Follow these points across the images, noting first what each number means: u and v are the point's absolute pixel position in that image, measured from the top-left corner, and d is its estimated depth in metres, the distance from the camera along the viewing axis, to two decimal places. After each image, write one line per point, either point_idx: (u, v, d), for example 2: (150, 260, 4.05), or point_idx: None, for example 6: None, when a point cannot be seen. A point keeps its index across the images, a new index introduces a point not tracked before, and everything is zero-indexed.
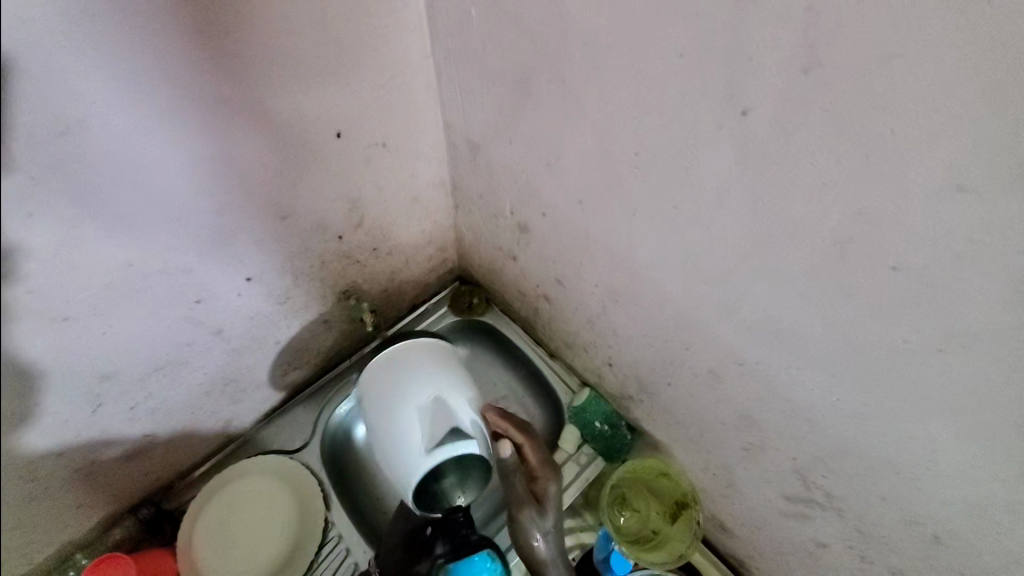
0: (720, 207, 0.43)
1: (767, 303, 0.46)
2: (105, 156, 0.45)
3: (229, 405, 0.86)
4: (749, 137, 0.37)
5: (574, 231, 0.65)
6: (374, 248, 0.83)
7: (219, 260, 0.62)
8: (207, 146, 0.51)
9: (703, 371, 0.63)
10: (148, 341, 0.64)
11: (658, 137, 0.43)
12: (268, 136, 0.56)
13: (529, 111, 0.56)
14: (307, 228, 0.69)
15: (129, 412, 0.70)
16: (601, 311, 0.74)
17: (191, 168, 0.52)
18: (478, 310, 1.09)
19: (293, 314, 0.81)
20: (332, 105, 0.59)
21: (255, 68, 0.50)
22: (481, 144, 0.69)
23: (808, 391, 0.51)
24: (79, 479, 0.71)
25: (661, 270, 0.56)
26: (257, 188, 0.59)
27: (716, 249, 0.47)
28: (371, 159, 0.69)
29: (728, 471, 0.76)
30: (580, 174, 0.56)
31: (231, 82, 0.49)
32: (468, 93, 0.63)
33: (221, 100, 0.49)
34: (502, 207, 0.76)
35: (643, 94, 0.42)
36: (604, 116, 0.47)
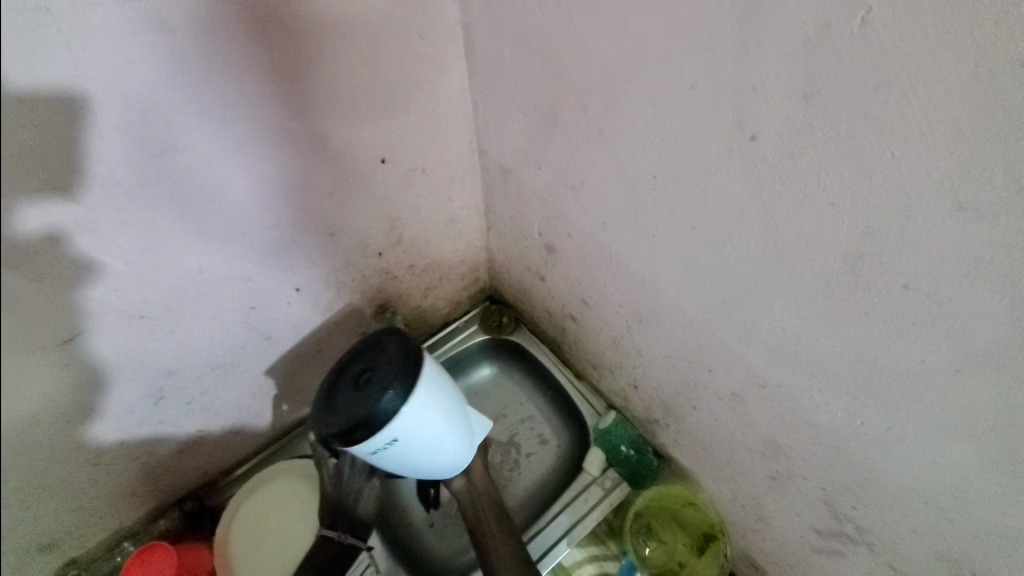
0: (735, 228, 0.45)
1: (785, 323, 0.47)
2: (186, 176, 0.52)
3: (271, 408, 0.92)
4: (761, 161, 0.39)
5: (598, 251, 0.68)
6: (410, 266, 0.89)
7: (274, 271, 0.69)
8: (272, 168, 0.59)
9: (726, 393, 0.63)
10: (208, 343, 0.70)
11: (675, 162, 0.46)
12: (324, 162, 0.63)
13: (556, 140, 0.60)
14: (351, 244, 0.76)
15: (185, 409, 0.77)
16: (624, 331, 0.76)
17: (257, 188, 0.59)
18: (507, 329, 1.12)
19: (333, 324, 0.87)
20: (379, 134, 0.66)
21: (315, 101, 0.57)
22: (512, 170, 0.74)
23: (832, 416, 0.50)
24: (136, 468, 0.78)
25: (681, 290, 0.58)
26: (311, 208, 0.66)
27: (733, 269, 0.49)
28: (411, 183, 0.75)
29: (756, 501, 0.74)
30: (603, 197, 0.59)
31: (295, 114, 0.56)
32: (501, 123, 0.68)
33: (286, 129, 0.57)
34: (530, 228, 0.80)
35: (660, 122, 0.45)
36: (624, 143, 0.50)
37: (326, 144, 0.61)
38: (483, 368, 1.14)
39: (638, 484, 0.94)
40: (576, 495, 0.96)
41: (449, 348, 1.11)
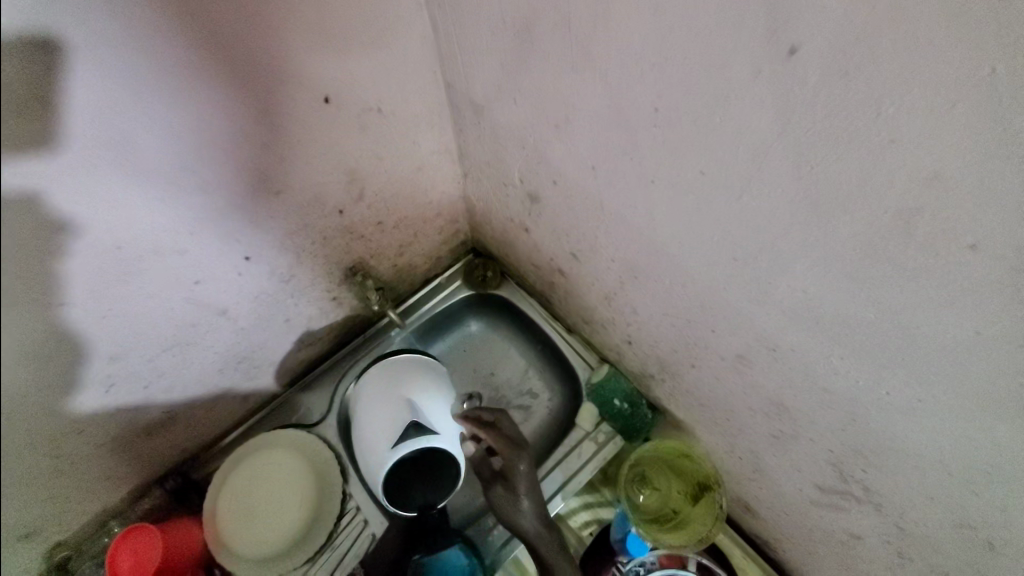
0: (757, 172, 0.36)
1: (808, 285, 0.40)
2: (82, 128, 0.41)
3: (244, 381, 0.86)
4: (802, 86, 0.29)
5: (587, 201, 0.59)
6: (378, 222, 0.79)
7: (214, 239, 0.60)
8: (193, 119, 0.47)
9: (729, 354, 0.57)
10: (153, 325, 0.62)
11: (683, 91, 0.36)
12: (254, 107, 0.51)
13: (534, 65, 0.49)
14: (304, 203, 0.65)
15: (145, 394, 0.70)
16: (618, 287, 0.69)
17: (178, 143, 0.48)
18: (492, 283, 1.05)
19: (299, 292, 0.78)
20: (320, 69, 0.53)
21: (233, 27, 0.44)
22: (485, 108, 0.62)
23: (852, 383, 0.44)
24: (107, 453, 0.72)
25: (683, 246, 0.50)
26: (248, 163, 0.55)
27: (749, 222, 0.40)
28: (366, 126, 0.63)
29: (755, 456, 0.72)
30: (592, 137, 0.49)
31: (211, 51, 0.44)
32: (468, 51, 0.56)
33: (199, 70, 0.44)
34: (510, 175, 0.70)
35: (666, 37, 0.34)
36: (618, 66, 0.40)
37: (256, 84, 0.49)
38: (469, 324, 1.08)
39: (632, 436, 0.92)
40: (569, 451, 0.93)
41: (432, 305, 1.05)
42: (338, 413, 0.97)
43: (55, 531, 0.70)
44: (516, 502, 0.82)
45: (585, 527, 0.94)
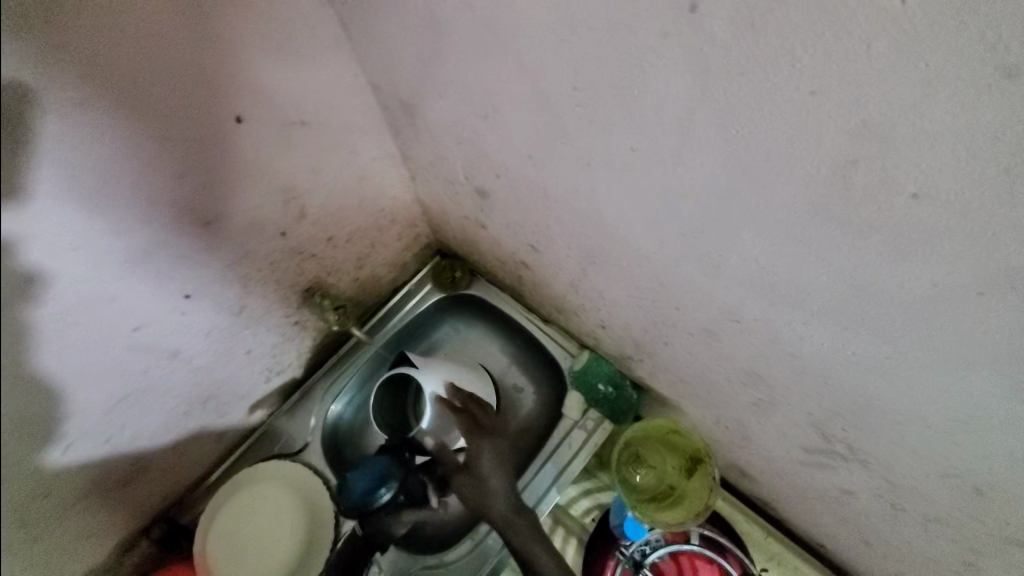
0: (687, 143, 0.33)
1: (758, 255, 0.38)
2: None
3: (216, 419, 0.83)
4: (714, 43, 0.26)
5: (532, 191, 0.56)
6: (328, 238, 0.76)
7: (144, 281, 0.55)
8: (90, 155, 0.43)
9: (698, 330, 0.55)
10: (97, 380, 0.58)
11: (598, 64, 0.33)
12: (161, 137, 0.47)
13: (449, 54, 0.45)
14: (240, 230, 0.62)
15: (108, 452, 0.66)
16: (581, 274, 0.66)
17: (78, 183, 0.43)
18: (462, 283, 1.03)
19: (256, 322, 0.75)
20: (228, 88, 0.49)
21: (104, 58, 0.40)
22: (415, 106, 0.59)
23: (818, 348, 0.43)
24: (82, 510, 0.68)
25: (630, 227, 0.47)
26: (166, 196, 0.51)
27: (689, 196, 0.38)
28: (292, 141, 0.60)
29: (741, 425, 0.71)
30: (521, 123, 0.46)
31: (92, 80, 0.40)
32: (383, 49, 0.52)
33: (82, 102, 0.40)
34: (455, 172, 0.67)
35: (569, 6, 0.31)
36: (529, 46, 0.36)
37: (156, 109, 0.45)
38: (444, 328, 1.05)
39: (620, 419, 0.90)
40: (559, 442, 0.91)
41: (403, 314, 1.02)
42: (320, 437, 0.94)
43: None
44: (481, 488, 0.80)
45: (586, 514, 0.93)
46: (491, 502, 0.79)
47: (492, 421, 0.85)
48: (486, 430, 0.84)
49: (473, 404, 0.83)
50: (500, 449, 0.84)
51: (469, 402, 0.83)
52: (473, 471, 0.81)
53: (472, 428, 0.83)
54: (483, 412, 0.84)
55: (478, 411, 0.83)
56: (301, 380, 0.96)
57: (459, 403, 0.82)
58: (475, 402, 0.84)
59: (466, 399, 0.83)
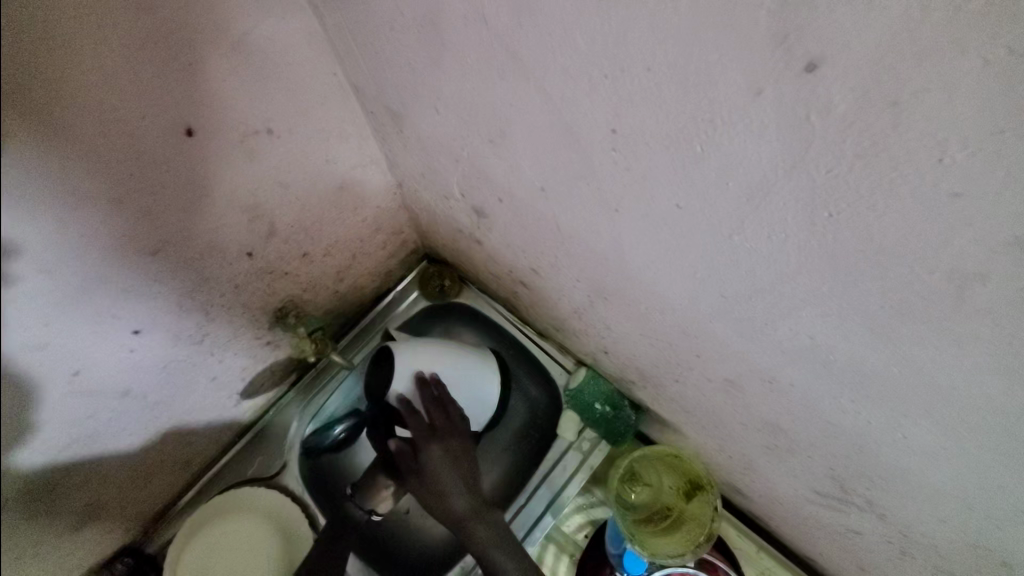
0: (756, 213, 0.27)
1: (815, 333, 0.33)
2: None
3: (180, 447, 0.75)
4: (826, 115, 0.21)
5: (540, 221, 0.49)
6: (303, 254, 0.67)
7: (82, 321, 0.47)
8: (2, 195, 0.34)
9: (718, 379, 0.51)
10: (36, 433, 0.50)
11: (650, 112, 0.26)
12: (77, 154, 0.38)
13: (449, 69, 0.37)
14: (197, 254, 0.53)
15: (56, 501, 0.58)
16: (587, 305, 0.60)
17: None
18: (452, 292, 0.96)
19: (221, 346, 0.67)
20: (169, 95, 0.40)
21: (35, 73, 0.33)
22: (404, 116, 0.51)
23: (863, 422, 0.39)
24: (28, 560, 0.60)
25: (657, 277, 0.41)
26: (102, 223, 0.42)
27: (742, 264, 0.32)
28: (257, 153, 0.51)
29: (747, 459, 0.67)
30: (537, 156, 0.38)
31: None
32: (366, 51, 0.43)
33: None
34: (449, 187, 0.59)
35: (622, 42, 0.24)
36: (558, 77, 0.29)
37: (66, 122, 0.36)
38: None
39: (617, 440, 0.87)
40: (553, 466, 0.87)
41: (386, 324, 0.94)
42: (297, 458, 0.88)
43: None
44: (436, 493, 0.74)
45: (579, 530, 0.91)
46: (448, 503, 0.74)
47: (452, 421, 0.75)
48: (440, 431, 0.74)
49: (433, 407, 0.74)
50: (454, 450, 0.75)
51: (431, 407, 0.74)
52: (427, 478, 0.74)
53: (425, 431, 0.73)
54: (443, 415, 0.75)
55: (437, 415, 0.74)
56: (277, 397, 0.89)
57: (418, 404, 0.74)
58: (439, 409, 0.74)
59: (428, 403, 0.74)
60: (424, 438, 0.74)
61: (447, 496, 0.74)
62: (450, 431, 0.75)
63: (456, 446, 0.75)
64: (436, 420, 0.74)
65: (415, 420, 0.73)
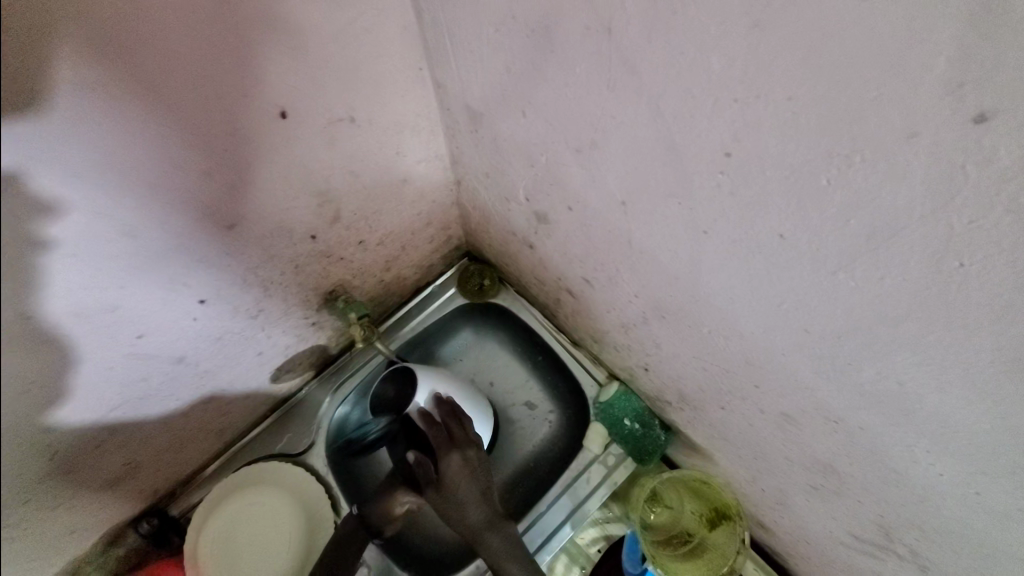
0: (873, 251, 0.27)
1: (905, 377, 0.32)
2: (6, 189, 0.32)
3: (217, 416, 0.77)
4: (985, 165, 0.20)
5: (610, 234, 0.48)
6: (358, 241, 0.68)
7: (152, 287, 0.48)
8: (49, 164, 0.34)
9: (772, 411, 0.50)
10: (90, 389, 0.51)
11: (779, 141, 0.26)
12: (183, 129, 0.40)
13: (550, 78, 0.37)
14: (267, 234, 0.54)
15: (97, 457, 0.60)
16: (639, 321, 0.60)
17: (41, 208, 0.35)
18: (490, 291, 0.96)
19: (272, 323, 0.68)
20: (261, 73, 0.41)
21: (167, 53, 0.35)
22: (484, 115, 0.51)
23: (934, 474, 0.38)
24: (65, 509, 0.62)
25: (732, 302, 0.40)
26: (185, 195, 0.44)
27: (839, 300, 0.32)
28: (337, 140, 0.52)
29: (781, 495, 0.66)
30: (626, 171, 0.38)
31: (81, 59, 0.32)
32: (462, 49, 0.44)
33: (73, 83, 0.32)
34: (513, 189, 0.60)
35: (768, 67, 0.24)
36: (676, 96, 0.29)
37: (159, 95, 0.37)
38: (461, 335, 0.98)
39: (644, 459, 0.85)
40: (577, 476, 0.87)
41: (422, 316, 0.95)
42: (325, 439, 0.89)
43: None
44: (452, 502, 0.72)
45: (592, 543, 0.87)
46: (466, 515, 0.72)
47: (469, 434, 0.75)
48: (458, 442, 0.74)
49: (450, 420, 0.76)
50: (473, 462, 0.74)
51: (449, 419, 0.76)
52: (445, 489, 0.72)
53: (444, 442, 0.73)
54: (461, 428, 0.76)
55: (456, 427, 0.75)
56: (309, 377, 0.90)
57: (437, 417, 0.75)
58: (456, 421, 0.76)
59: (446, 417, 0.76)
60: (443, 448, 0.73)
61: (464, 506, 0.72)
62: (469, 442, 0.75)
63: (473, 457, 0.74)
64: (454, 431, 0.75)
65: (435, 431, 0.74)
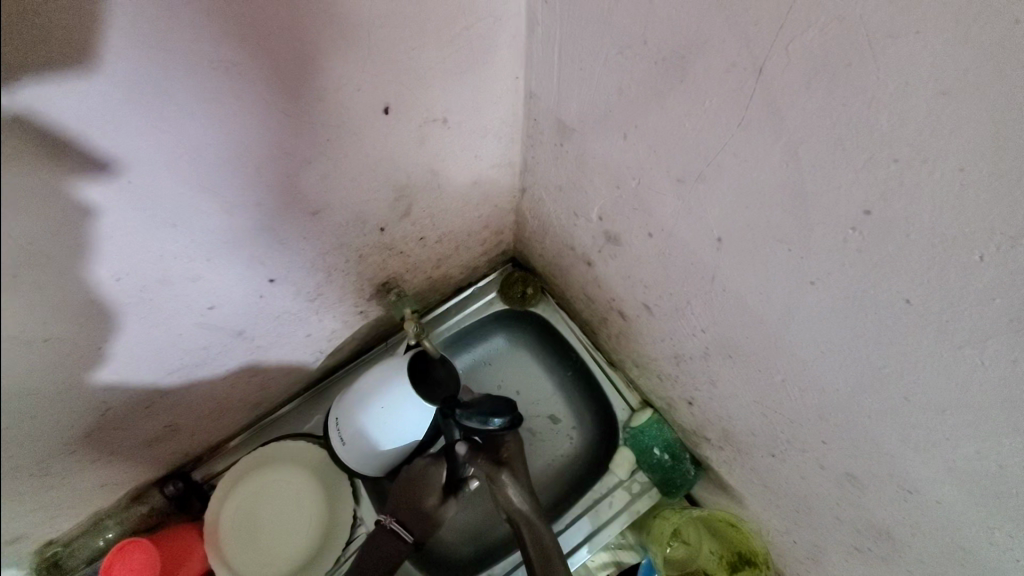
0: (1014, 334, 0.26)
1: (1011, 464, 0.31)
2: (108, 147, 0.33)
3: (257, 390, 0.78)
4: None
5: (691, 266, 0.48)
6: (420, 237, 0.68)
7: (231, 262, 0.49)
8: (98, 123, 0.32)
9: (835, 470, 0.48)
10: (157, 353, 0.52)
11: (934, 208, 0.25)
12: (292, 113, 0.40)
13: (669, 108, 0.37)
14: (342, 222, 0.55)
15: (143, 417, 0.61)
16: (698, 356, 0.59)
17: (86, 166, 0.33)
18: (531, 300, 0.96)
19: (325, 308, 0.68)
20: (375, 69, 0.42)
21: (294, 40, 0.36)
22: (575, 131, 0.50)
23: (1013, 565, 0.36)
24: (105, 461, 0.63)
25: (819, 355, 0.39)
26: (271, 175, 0.44)
27: (954, 374, 0.30)
28: (426, 138, 0.52)
29: (815, 551, 0.64)
30: (731, 208, 0.38)
31: (216, 40, 0.33)
32: (571, 63, 0.44)
33: (205, 60, 0.33)
34: (587, 206, 0.59)
35: (946, 134, 0.23)
36: (822, 146, 0.28)
37: (243, 69, 0.35)
38: (496, 340, 0.98)
39: (669, 492, 0.83)
40: (598, 499, 0.86)
41: (460, 316, 0.95)
42: None
43: (45, 531, 0.62)
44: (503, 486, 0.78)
45: (602, 568, 0.84)
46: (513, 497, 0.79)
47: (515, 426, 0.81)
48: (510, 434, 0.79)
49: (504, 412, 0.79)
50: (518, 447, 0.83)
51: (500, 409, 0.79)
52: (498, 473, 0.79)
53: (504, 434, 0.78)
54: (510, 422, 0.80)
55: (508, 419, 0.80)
56: (343, 362, 0.90)
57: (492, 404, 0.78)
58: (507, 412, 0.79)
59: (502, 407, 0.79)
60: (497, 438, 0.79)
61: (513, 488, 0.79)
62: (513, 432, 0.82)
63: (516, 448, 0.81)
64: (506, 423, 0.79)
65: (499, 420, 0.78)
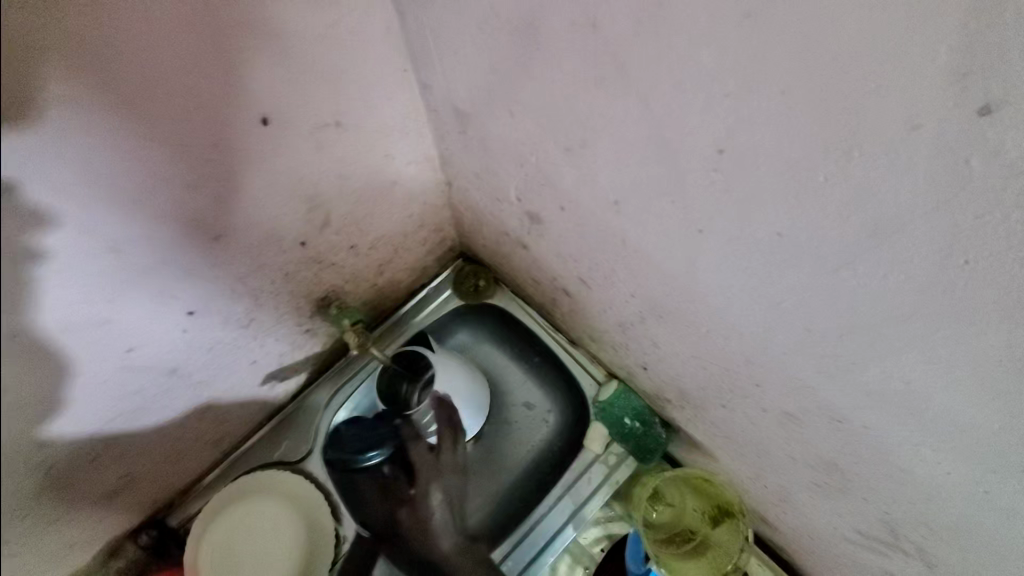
0: (876, 249, 0.26)
1: (911, 376, 0.31)
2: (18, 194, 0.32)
3: (214, 426, 0.76)
4: (990, 158, 0.20)
5: (604, 234, 0.47)
6: (349, 246, 0.67)
7: (134, 301, 0.47)
8: (19, 160, 0.32)
9: (774, 410, 0.49)
10: (80, 402, 0.50)
11: (776, 137, 0.25)
12: (161, 140, 0.39)
13: (536, 78, 0.36)
14: (254, 242, 0.53)
15: (95, 471, 0.59)
16: (637, 321, 0.59)
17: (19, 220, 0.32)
18: (485, 292, 0.95)
19: (265, 331, 0.67)
20: (246, 81, 0.40)
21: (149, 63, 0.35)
22: (471, 116, 0.50)
23: (941, 473, 0.37)
24: (63, 523, 0.61)
25: (728, 301, 0.40)
26: (161, 205, 0.42)
27: (841, 299, 0.31)
28: (324, 145, 0.51)
29: (785, 492, 0.64)
30: (616, 169, 0.37)
31: (59, 75, 0.31)
32: (444, 48, 0.43)
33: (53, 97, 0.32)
34: (505, 190, 0.59)
35: (763, 59, 0.23)
36: (666, 92, 0.28)
37: (123, 92, 0.35)
38: (457, 337, 0.97)
39: (644, 458, 0.84)
40: (578, 477, 0.86)
41: (418, 318, 0.94)
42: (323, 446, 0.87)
43: None
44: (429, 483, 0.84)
45: (595, 543, 0.85)
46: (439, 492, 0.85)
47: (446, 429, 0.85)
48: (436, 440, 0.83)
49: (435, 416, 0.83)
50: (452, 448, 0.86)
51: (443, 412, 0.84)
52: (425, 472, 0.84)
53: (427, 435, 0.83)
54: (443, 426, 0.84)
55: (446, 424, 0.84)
56: (305, 384, 0.89)
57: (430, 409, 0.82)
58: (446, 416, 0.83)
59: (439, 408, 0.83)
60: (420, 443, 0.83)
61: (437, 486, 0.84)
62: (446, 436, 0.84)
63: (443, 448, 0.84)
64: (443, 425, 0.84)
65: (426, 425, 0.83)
